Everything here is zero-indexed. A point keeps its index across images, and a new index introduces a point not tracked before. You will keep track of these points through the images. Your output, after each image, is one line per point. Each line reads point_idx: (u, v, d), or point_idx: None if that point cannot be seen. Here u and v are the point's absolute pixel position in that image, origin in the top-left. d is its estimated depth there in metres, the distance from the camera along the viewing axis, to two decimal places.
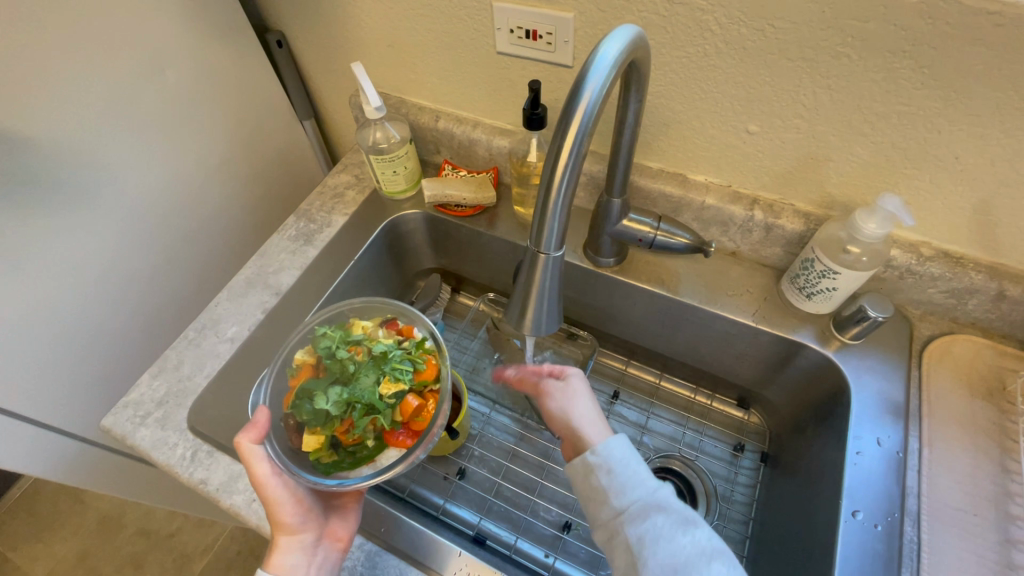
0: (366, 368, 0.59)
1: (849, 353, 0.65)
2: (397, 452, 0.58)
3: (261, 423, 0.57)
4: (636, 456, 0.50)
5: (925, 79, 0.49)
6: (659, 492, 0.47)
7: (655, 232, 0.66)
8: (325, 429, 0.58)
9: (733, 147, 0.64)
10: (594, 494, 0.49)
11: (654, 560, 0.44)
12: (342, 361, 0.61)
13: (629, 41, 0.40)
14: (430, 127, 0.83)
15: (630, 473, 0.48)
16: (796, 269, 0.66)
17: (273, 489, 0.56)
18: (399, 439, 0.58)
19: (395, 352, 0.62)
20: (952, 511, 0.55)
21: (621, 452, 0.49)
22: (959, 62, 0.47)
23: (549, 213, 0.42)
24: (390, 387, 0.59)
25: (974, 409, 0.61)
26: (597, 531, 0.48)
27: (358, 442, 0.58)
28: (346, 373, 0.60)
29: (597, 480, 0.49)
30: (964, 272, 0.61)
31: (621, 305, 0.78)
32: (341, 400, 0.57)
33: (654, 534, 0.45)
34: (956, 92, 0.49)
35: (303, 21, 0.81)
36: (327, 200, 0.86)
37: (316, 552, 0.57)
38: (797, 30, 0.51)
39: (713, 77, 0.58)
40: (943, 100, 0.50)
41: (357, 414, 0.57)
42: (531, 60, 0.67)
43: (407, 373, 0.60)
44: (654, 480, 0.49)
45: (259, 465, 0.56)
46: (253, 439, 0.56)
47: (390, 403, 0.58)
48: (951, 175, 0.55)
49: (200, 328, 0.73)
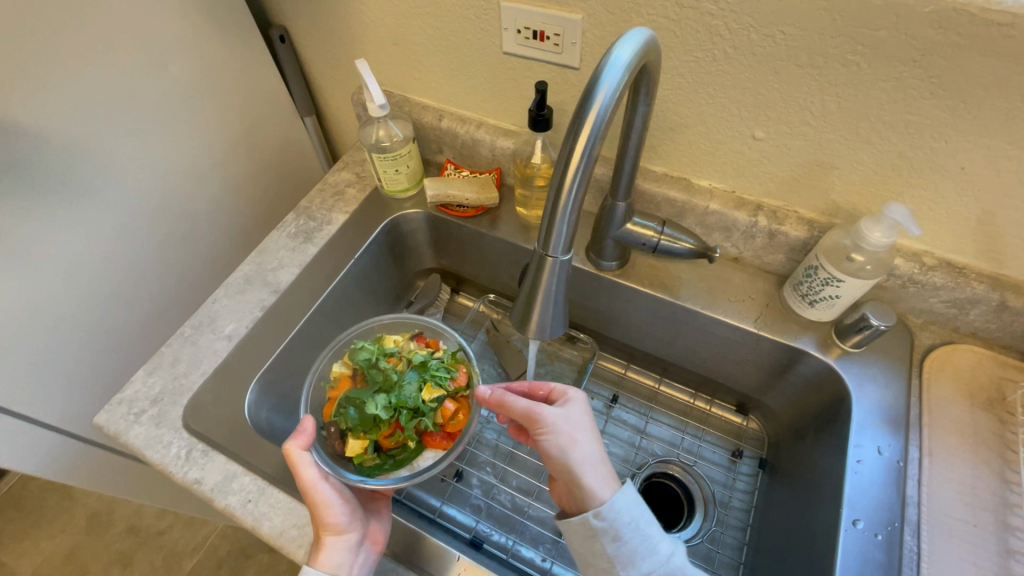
0: (409, 376, 0.61)
1: (850, 360, 0.65)
2: (433, 453, 0.61)
3: (306, 432, 0.57)
4: (648, 522, 0.51)
5: (934, 89, 0.49)
6: (670, 561, 0.50)
7: (659, 236, 0.66)
8: (370, 434, 0.60)
9: (738, 153, 0.64)
10: (601, 562, 0.50)
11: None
12: (385, 370, 0.62)
13: (641, 44, 0.40)
14: (433, 126, 0.83)
15: (644, 543, 0.50)
16: (799, 276, 0.66)
17: (321, 492, 0.56)
18: (435, 440, 0.61)
19: (433, 360, 0.63)
20: (953, 521, 0.55)
21: (631, 517, 0.50)
22: (968, 73, 0.47)
23: (558, 216, 0.41)
24: (432, 392, 0.61)
25: (974, 419, 0.61)
26: None
27: (400, 445, 0.61)
28: (389, 381, 0.61)
29: (604, 548, 0.50)
30: (966, 282, 0.61)
31: (623, 309, 0.78)
32: (389, 405, 0.59)
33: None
34: (965, 103, 0.49)
35: (307, 17, 0.80)
36: (327, 197, 0.85)
37: (359, 553, 0.55)
38: (807, 37, 0.51)
39: (721, 82, 0.58)
40: (951, 110, 0.50)
41: (404, 418, 0.59)
42: (538, 62, 0.67)
43: (446, 380, 0.62)
44: (664, 543, 0.50)
45: (307, 471, 0.55)
46: (302, 446, 0.56)
47: (433, 407, 0.61)
48: (955, 185, 0.55)
49: (196, 325, 0.72)
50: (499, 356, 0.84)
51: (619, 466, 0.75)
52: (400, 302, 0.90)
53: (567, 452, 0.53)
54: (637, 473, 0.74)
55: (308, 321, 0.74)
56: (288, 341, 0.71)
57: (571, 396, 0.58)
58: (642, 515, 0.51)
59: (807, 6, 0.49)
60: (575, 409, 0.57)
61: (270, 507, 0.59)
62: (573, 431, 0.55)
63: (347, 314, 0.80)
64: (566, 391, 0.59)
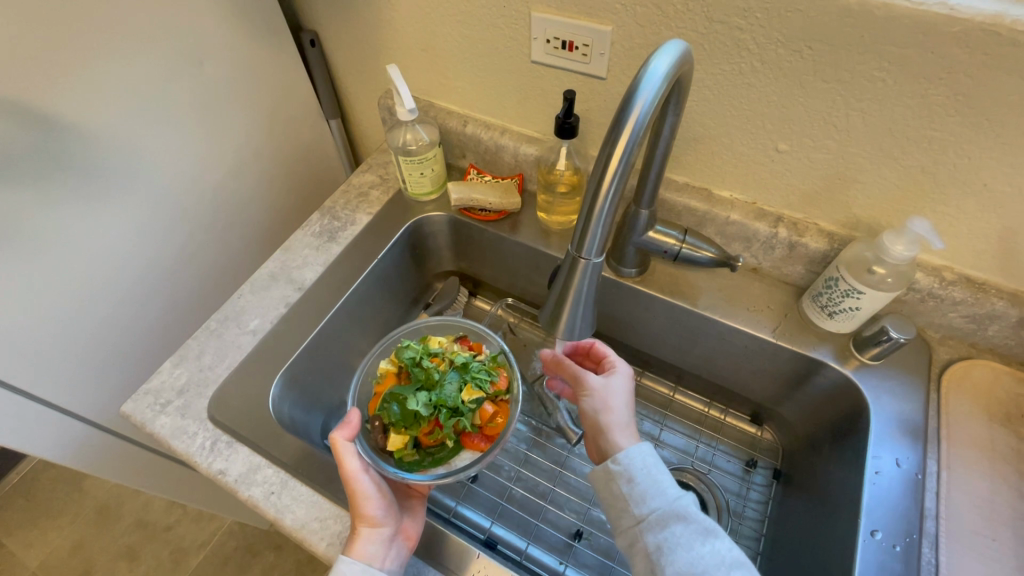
0: (450, 376, 0.62)
1: (868, 372, 0.66)
2: (470, 453, 0.62)
3: (351, 422, 0.59)
4: (658, 466, 0.53)
5: (959, 107, 0.50)
6: (678, 502, 0.51)
7: (681, 244, 0.67)
8: (411, 429, 0.61)
9: (761, 164, 0.65)
10: (617, 503, 0.53)
11: (672, 565, 0.47)
12: (427, 369, 0.63)
13: (677, 56, 0.41)
14: (458, 132, 0.84)
15: (653, 484, 0.52)
16: (819, 287, 0.67)
17: (360, 483, 0.57)
18: (473, 441, 0.62)
19: (474, 363, 0.65)
20: (972, 535, 0.56)
21: (642, 463, 0.53)
22: (993, 93, 0.48)
23: (593, 220, 0.43)
24: (471, 393, 0.62)
25: (992, 434, 0.62)
26: (620, 538, 0.52)
27: (439, 443, 0.62)
28: (431, 380, 0.62)
29: (620, 489, 0.53)
30: (986, 297, 0.62)
31: (641, 315, 0.79)
32: (430, 403, 0.60)
33: (672, 543, 0.48)
34: (988, 121, 0.50)
35: (340, 23, 0.82)
36: (351, 199, 0.87)
37: (391, 547, 0.55)
38: (835, 53, 0.52)
39: (745, 95, 0.60)
40: (975, 128, 0.51)
41: (443, 416, 0.60)
42: (566, 71, 0.68)
43: (486, 383, 0.63)
44: (675, 488, 0.52)
45: (350, 460, 0.57)
46: (347, 437, 0.59)
47: (471, 407, 0.62)
48: (977, 202, 0.56)
49: (222, 319, 0.73)
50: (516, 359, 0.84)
51: None
52: (418, 304, 0.91)
53: (602, 413, 0.59)
54: None
55: (331, 318, 0.75)
56: (312, 338, 0.72)
57: (616, 367, 0.64)
58: (652, 462, 0.53)
59: (835, 22, 0.50)
60: (619, 381, 0.62)
61: (292, 499, 0.60)
62: (614, 398, 0.61)
63: (368, 313, 0.81)
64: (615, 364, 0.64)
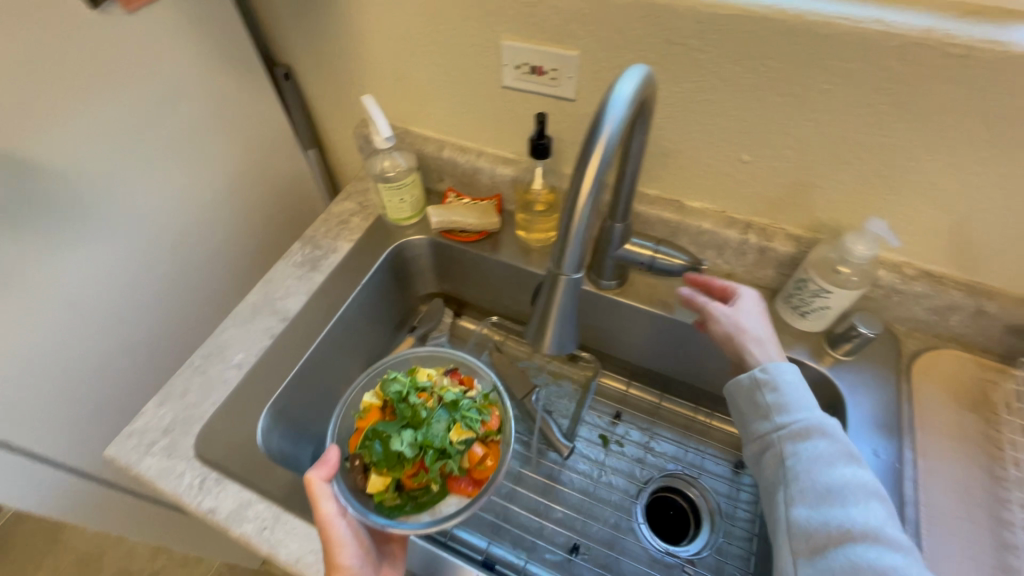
0: (438, 414, 0.62)
1: (842, 367, 0.68)
2: (457, 498, 0.62)
3: (331, 462, 0.57)
4: (806, 388, 0.56)
5: (903, 114, 0.54)
6: (824, 421, 0.53)
7: (654, 254, 0.69)
8: (393, 471, 0.60)
9: (727, 174, 0.68)
10: (758, 411, 0.57)
11: (807, 475, 0.50)
12: (414, 406, 0.62)
13: (641, 80, 0.43)
14: (435, 156, 0.86)
15: (798, 396, 0.55)
16: (789, 289, 0.70)
17: (337, 529, 0.55)
18: (460, 485, 0.62)
19: (464, 401, 0.65)
20: (950, 517, 0.58)
21: (791, 378, 0.56)
22: (932, 101, 0.52)
23: (571, 236, 0.44)
24: (460, 434, 0.62)
25: (961, 419, 0.65)
26: (755, 441, 0.56)
27: (423, 486, 0.61)
28: (418, 418, 0.62)
29: (764, 397, 0.56)
30: (944, 290, 0.65)
31: (623, 326, 0.81)
32: (415, 443, 0.59)
33: (813, 453, 0.51)
34: (932, 125, 0.54)
35: (315, 56, 0.84)
36: (331, 227, 0.87)
37: None
38: (787, 69, 0.56)
39: (708, 110, 0.63)
40: (920, 132, 0.55)
41: (429, 458, 0.59)
42: (537, 94, 0.71)
43: (476, 423, 0.63)
44: (822, 412, 0.55)
45: (325, 504, 0.55)
46: (324, 477, 0.57)
47: (460, 449, 0.61)
48: (927, 201, 0.60)
49: (206, 354, 0.73)
50: (503, 376, 0.85)
51: (625, 482, 0.77)
52: (404, 328, 0.92)
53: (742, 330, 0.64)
54: (643, 488, 0.76)
55: (317, 347, 0.75)
56: (298, 367, 0.72)
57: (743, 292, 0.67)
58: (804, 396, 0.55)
59: (786, 41, 0.54)
60: (749, 300, 0.67)
61: (286, 533, 0.59)
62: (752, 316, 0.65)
63: (353, 339, 0.81)
64: (736, 290, 0.68)
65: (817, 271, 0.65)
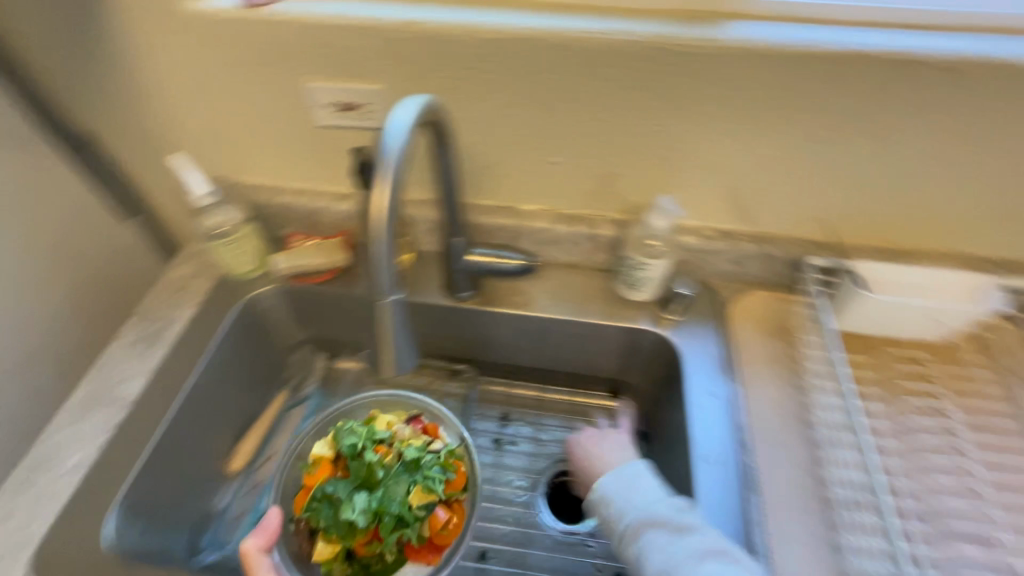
0: (397, 477, 0.66)
1: (676, 326, 0.78)
2: (415, 565, 0.65)
3: (264, 525, 0.57)
4: (649, 480, 0.64)
5: (659, 102, 0.64)
6: (670, 510, 0.60)
7: (487, 261, 0.74)
8: (344, 539, 0.64)
9: (544, 177, 0.75)
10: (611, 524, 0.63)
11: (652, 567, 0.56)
12: (369, 465, 0.67)
13: (421, 108, 0.50)
14: (269, 203, 0.84)
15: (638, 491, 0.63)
16: (619, 269, 0.78)
17: None
18: (421, 552, 0.66)
19: (426, 458, 0.69)
20: (773, 431, 0.69)
21: (631, 475, 0.65)
22: (675, 87, 0.63)
23: (380, 247, 0.46)
24: (419, 498, 0.65)
25: (773, 346, 0.76)
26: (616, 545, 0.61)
27: (375, 554, 0.65)
28: (374, 478, 0.66)
29: (608, 509, 0.63)
30: (736, 243, 0.77)
31: (490, 332, 0.84)
32: (368, 510, 0.64)
33: (649, 545, 0.58)
34: (682, 109, 0.64)
35: (113, 120, 0.79)
36: (167, 295, 0.81)
37: None
38: (561, 78, 0.63)
39: (509, 124, 0.69)
40: (676, 115, 0.65)
41: (386, 527, 0.64)
42: (354, 129, 0.73)
43: (438, 483, 0.67)
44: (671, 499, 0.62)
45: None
46: (262, 546, 0.56)
47: (420, 515, 0.65)
48: (702, 172, 0.71)
49: (30, 467, 0.64)
50: None
51: (521, 478, 0.80)
52: (273, 383, 0.87)
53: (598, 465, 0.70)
54: (539, 479, 0.80)
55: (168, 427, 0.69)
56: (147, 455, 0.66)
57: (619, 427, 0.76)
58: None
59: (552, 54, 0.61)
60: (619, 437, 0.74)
61: None
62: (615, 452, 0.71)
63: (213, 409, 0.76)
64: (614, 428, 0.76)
65: (633, 251, 0.74)
